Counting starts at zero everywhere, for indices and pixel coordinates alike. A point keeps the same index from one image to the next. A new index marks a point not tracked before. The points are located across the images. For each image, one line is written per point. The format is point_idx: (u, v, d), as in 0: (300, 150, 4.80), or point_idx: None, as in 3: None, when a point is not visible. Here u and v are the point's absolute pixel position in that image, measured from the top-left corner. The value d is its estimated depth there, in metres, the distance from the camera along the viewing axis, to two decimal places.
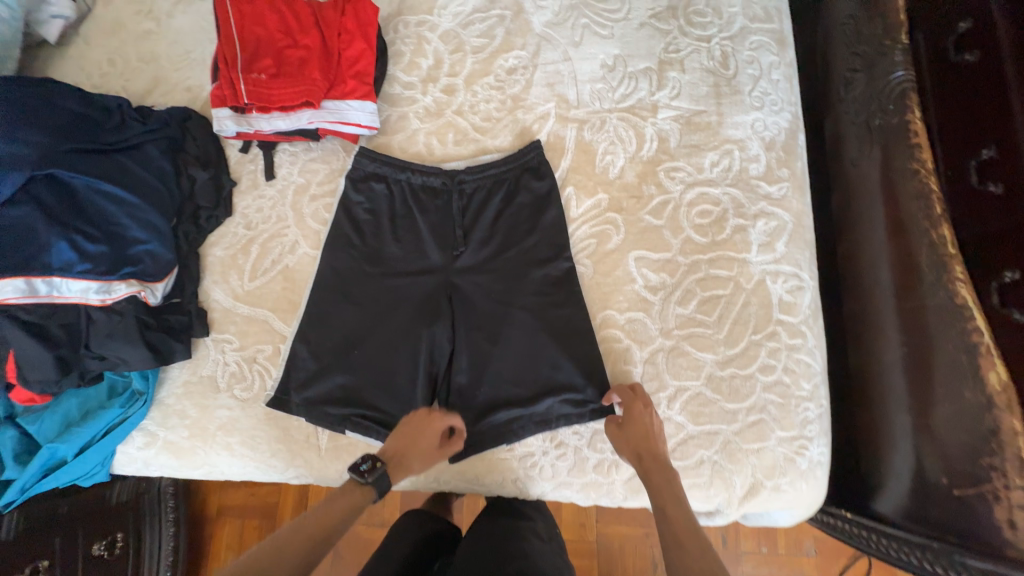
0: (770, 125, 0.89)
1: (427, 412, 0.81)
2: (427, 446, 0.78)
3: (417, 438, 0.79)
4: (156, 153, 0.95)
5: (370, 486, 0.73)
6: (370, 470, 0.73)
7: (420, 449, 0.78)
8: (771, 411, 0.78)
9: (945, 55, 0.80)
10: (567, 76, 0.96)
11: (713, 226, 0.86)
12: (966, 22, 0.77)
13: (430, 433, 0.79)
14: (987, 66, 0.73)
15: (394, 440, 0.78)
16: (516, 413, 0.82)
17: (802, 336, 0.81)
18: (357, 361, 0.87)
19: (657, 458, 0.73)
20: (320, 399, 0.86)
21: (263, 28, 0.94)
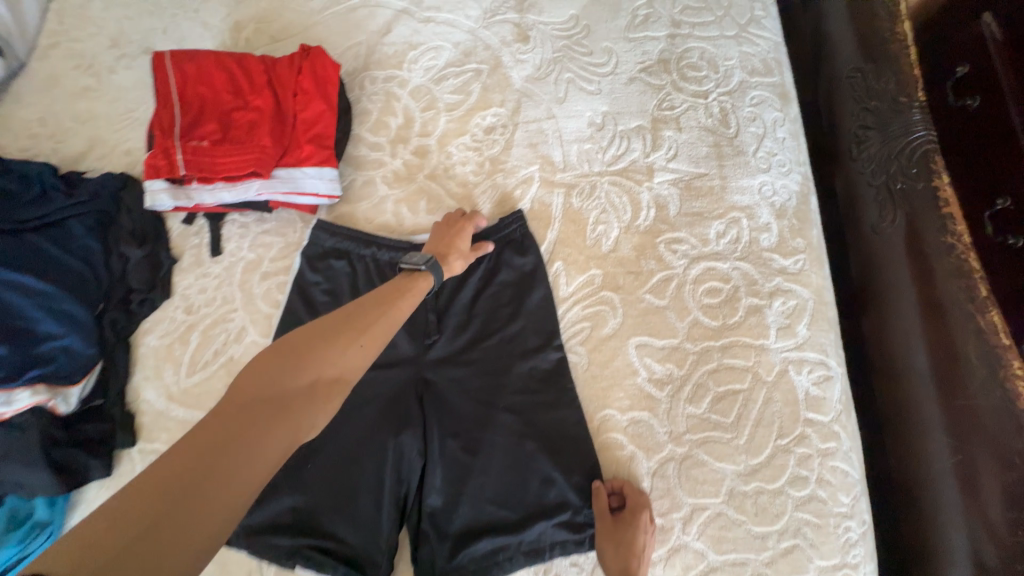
0: (779, 189, 0.80)
1: (457, 221, 0.76)
2: (465, 245, 0.74)
3: (452, 233, 0.75)
4: (81, 230, 0.82)
5: (425, 271, 0.67)
6: (424, 259, 0.67)
7: (458, 245, 0.73)
8: (807, 534, 0.65)
9: (945, 101, 0.75)
10: (551, 135, 0.87)
11: (725, 306, 0.75)
12: (964, 67, 0.73)
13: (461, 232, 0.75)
14: (993, 114, 0.69)
15: (433, 243, 0.74)
16: (500, 542, 0.68)
17: (835, 439, 0.69)
18: (307, 477, 0.72)
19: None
20: (263, 526, 0.70)
21: (208, 89, 0.84)
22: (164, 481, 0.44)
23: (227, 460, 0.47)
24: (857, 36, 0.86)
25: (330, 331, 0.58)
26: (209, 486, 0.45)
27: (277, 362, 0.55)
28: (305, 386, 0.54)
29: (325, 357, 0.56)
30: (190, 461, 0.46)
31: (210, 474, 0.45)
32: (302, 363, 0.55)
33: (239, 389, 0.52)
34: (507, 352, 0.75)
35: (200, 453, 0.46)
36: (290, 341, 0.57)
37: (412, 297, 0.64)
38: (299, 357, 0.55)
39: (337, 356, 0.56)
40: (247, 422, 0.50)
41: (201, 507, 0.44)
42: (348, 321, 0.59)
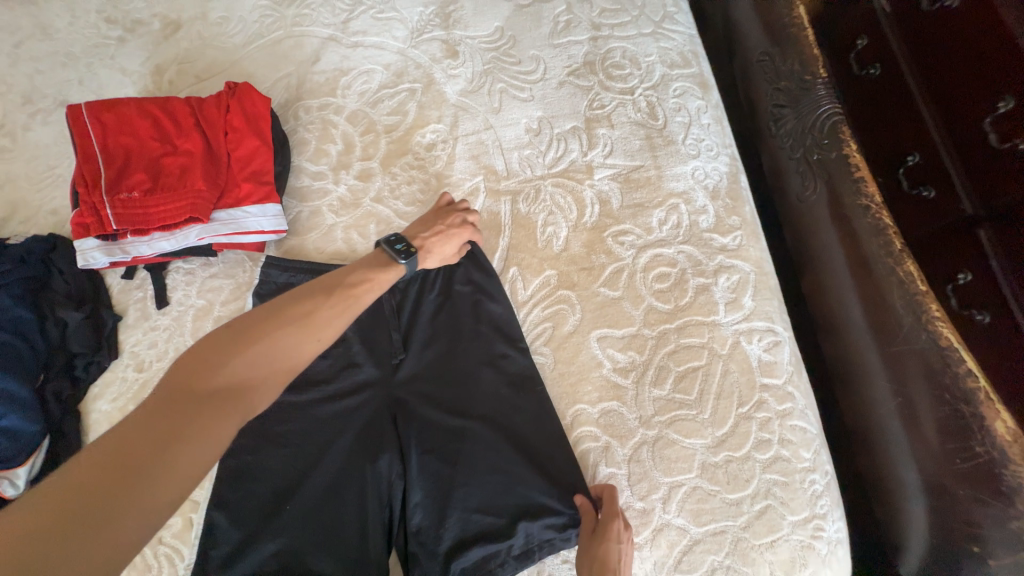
0: (710, 172, 0.85)
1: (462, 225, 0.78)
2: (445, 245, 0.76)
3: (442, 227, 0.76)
4: (9, 301, 0.78)
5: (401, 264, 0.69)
6: (403, 249, 0.69)
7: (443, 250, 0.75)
8: (776, 493, 0.69)
9: (849, 70, 0.82)
10: (491, 145, 0.89)
11: (675, 289, 0.78)
12: (863, 40, 0.79)
13: (455, 240, 0.76)
14: (889, 79, 0.76)
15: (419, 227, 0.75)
16: (488, 552, 0.68)
17: (790, 399, 0.73)
18: (285, 522, 0.69)
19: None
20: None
21: (132, 139, 0.81)
22: (103, 467, 0.42)
23: (175, 444, 0.45)
24: (762, 23, 0.93)
25: (290, 318, 0.57)
26: (152, 471, 0.43)
27: (231, 345, 0.52)
28: (261, 373, 0.52)
29: (281, 344, 0.54)
30: (131, 447, 0.43)
31: (154, 459, 0.43)
32: (260, 347, 0.53)
33: (190, 370, 0.50)
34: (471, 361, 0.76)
35: (145, 438, 0.44)
36: (246, 325, 0.55)
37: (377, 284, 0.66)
38: (255, 342, 0.53)
39: (294, 344, 0.55)
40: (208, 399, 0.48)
41: (141, 495, 0.42)
42: (309, 309, 0.58)
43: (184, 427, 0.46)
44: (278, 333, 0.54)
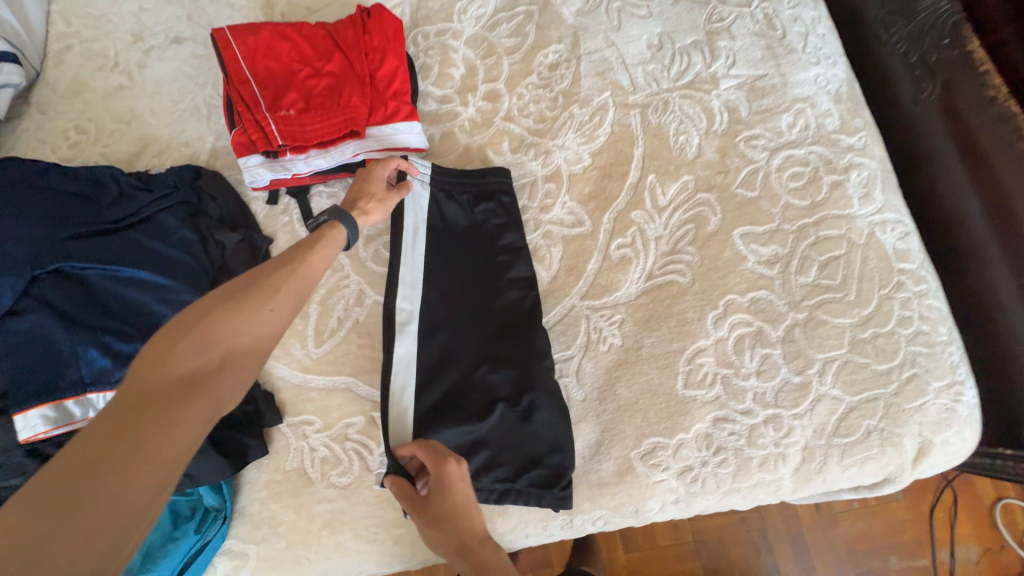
0: (831, 78, 0.88)
1: (367, 169, 0.76)
2: (379, 188, 0.75)
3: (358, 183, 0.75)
4: (174, 222, 0.78)
5: (333, 222, 0.66)
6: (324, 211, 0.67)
7: (373, 193, 0.74)
8: (921, 363, 0.75)
9: None
10: (615, 62, 0.91)
11: (810, 187, 0.82)
12: None
13: (375, 181, 0.75)
14: None
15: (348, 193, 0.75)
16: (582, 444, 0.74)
17: (925, 281, 0.79)
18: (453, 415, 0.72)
19: (479, 540, 0.65)
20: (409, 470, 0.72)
21: (278, 61, 0.82)
22: (48, 489, 0.38)
23: (126, 445, 0.41)
24: None
25: (233, 296, 0.53)
26: (109, 479, 0.39)
27: (172, 338, 0.48)
28: (215, 357, 0.49)
29: (234, 323, 0.51)
30: (74, 467, 0.39)
31: (104, 469, 0.39)
32: (209, 328, 0.50)
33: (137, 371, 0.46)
34: (519, 269, 0.81)
35: (93, 444, 0.41)
36: (187, 315, 0.51)
37: (323, 250, 0.62)
38: (199, 328, 0.49)
39: (242, 324, 0.51)
40: (161, 396, 0.45)
41: (99, 508, 0.38)
42: (252, 284, 0.54)
43: (139, 424, 0.42)
44: (226, 310, 0.51)
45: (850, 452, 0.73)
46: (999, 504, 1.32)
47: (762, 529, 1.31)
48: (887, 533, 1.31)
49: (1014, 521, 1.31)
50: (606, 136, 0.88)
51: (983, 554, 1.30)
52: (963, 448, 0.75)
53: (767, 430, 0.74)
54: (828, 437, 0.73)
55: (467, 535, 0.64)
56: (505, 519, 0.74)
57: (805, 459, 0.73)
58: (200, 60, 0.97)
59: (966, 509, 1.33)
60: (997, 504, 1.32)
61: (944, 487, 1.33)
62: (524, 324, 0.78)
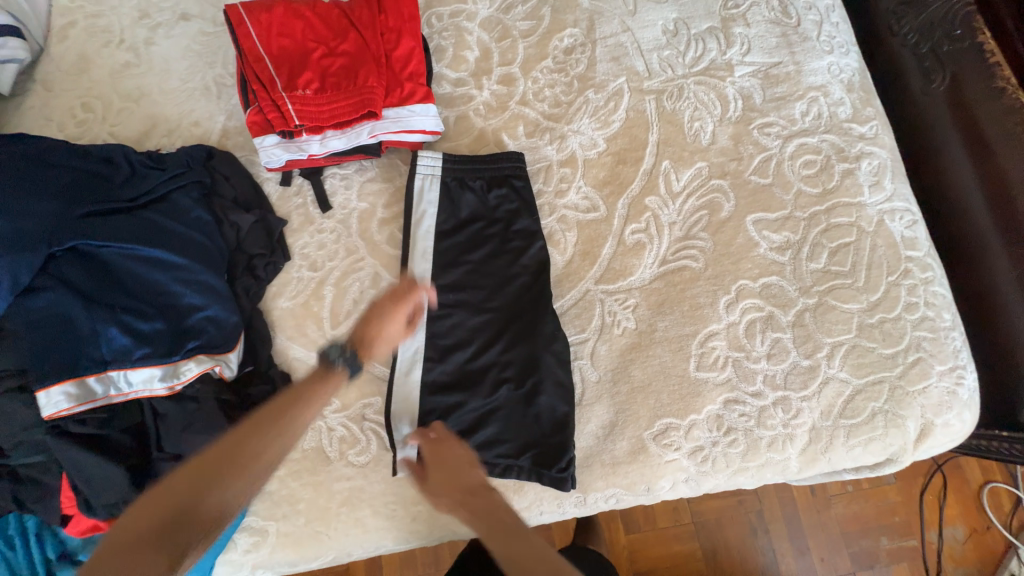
0: (844, 67, 0.89)
1: (394, 299, 0.70)
2: (392, 331, 0.70)
3: (379, 311, 0.70)
4: (188, 202, 0.78)
5: (342, 368, 0.67)
6: (339, 358, 0.66)
7: (388, 335, 0.70)
8: (926, 347, 0.77)
9: None
10: (630, 47, 0.91)
11: (822, 174, 0.84)
12: None
13: (396, 320, 0.70)
14: None
15: (360, 318, 0.70)
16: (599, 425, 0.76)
17: (932, 269, 0.80)
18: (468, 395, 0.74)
19: (474, 490, 0.62)
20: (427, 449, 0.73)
21: (292, 39, 0.81)
22: None
23: None
24: None
25: (235, 451, 0.58)
26: None
27: (174, 489, 0.55)
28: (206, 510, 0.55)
29: (230, 479, 0.57)
30: None
31: None
32: (207, 483, 0.56)
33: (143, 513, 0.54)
34: (536, 252, 0.81)
35: None
36: (194, 462, 0.57)
37: (318, 399, 0.66)
38: (200, 483, 0.55)
39: (236, 479, 0.57)
40: (155, 547, 0.51)
41: None
42: (252, 438, 0.60)
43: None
44: (224, 467, 0.57)
45: (855, 432, 0.75)
46: (986, 488, 1.36)
47: (759, 511, 1.34)
48: (879, 515, 1.36)
49: (1000, 504, 1.36)
50: (621, 122, 0.88)
51: (970, 534, 1.35)
52: (961, 430, 0.78)
53: (777, 411, 0.76)
54: (834, 418, 0.76)
55: (459, 489, 0.62)
56: (520, 497, 0.75)
57: (812, 439, 0.76)
58: (208, 38, 0.95)
59: (956, 492, 1.38)
60: (985, 487, 1.36)
61: (935, 471, 1.38)
62: (538, 309, 0.78)
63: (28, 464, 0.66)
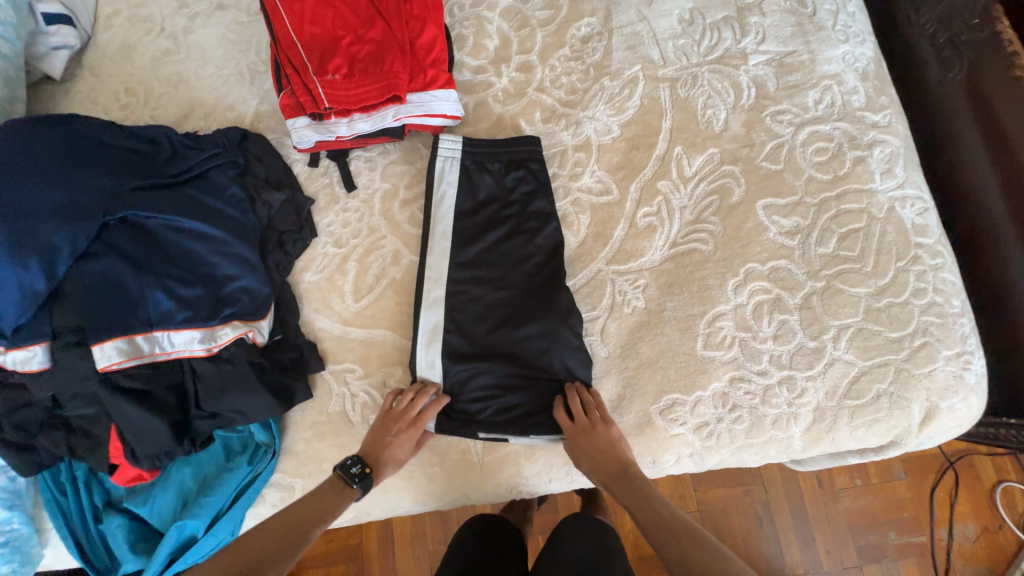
0: (859, 56, 0.90)
1: (407, 424, 0.75)
2: (405, 451, 0.75)
3: (392, 436, 0.74)
4: (225, 179, 0.83)
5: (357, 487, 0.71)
6: (357, 480, 0.70)
7: (399, 456, 0.74)
8: (933, 332, 0.78)
9: None
10: (646, 36, 0.93)
11: (834, 161, 0.85)
12: None
13: (406, 440, 0.74)
14: None
15: (372, 441, 0.74)
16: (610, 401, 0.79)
17: (942, 255, 0.81)
18: (481, 366, 0.78)
19: (618, 473, 0.72)
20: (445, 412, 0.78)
21: (323, 27, 0.86)
22: None
23: None
24: None
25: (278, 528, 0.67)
26: None
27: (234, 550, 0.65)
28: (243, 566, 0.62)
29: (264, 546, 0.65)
30: None
31: None
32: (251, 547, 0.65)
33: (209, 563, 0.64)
34: (549, 233, 0.84)
35: None
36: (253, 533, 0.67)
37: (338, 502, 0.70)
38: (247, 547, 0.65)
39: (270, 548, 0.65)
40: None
41: None
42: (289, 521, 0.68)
43: None
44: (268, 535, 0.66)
45: (859, 413, 0.77)
46: (1000, 487, 1.35)
47: (765, 502, 1.36)
48: (887, 510, 1.36)
49: (1014, 503, 1.35)
50: (635, 108, 0.90)
51: (981, 533, 1.34)
52: (967, 415, 0.79)
53: (781, 390, 0.78)
54: (838, 399, 0.77)
55: (604, 470, 0.72)
56: (529, 464, 0.79)
57: (816, 419, 0.77)
58: (243, 27, 1.01)
59: (969, 490, 1.37)
60: (998, 486, 1.35)
61: (946, 468, 1.37)
62: (551, 287, 0.81)
63: (81, 416, 0.72)
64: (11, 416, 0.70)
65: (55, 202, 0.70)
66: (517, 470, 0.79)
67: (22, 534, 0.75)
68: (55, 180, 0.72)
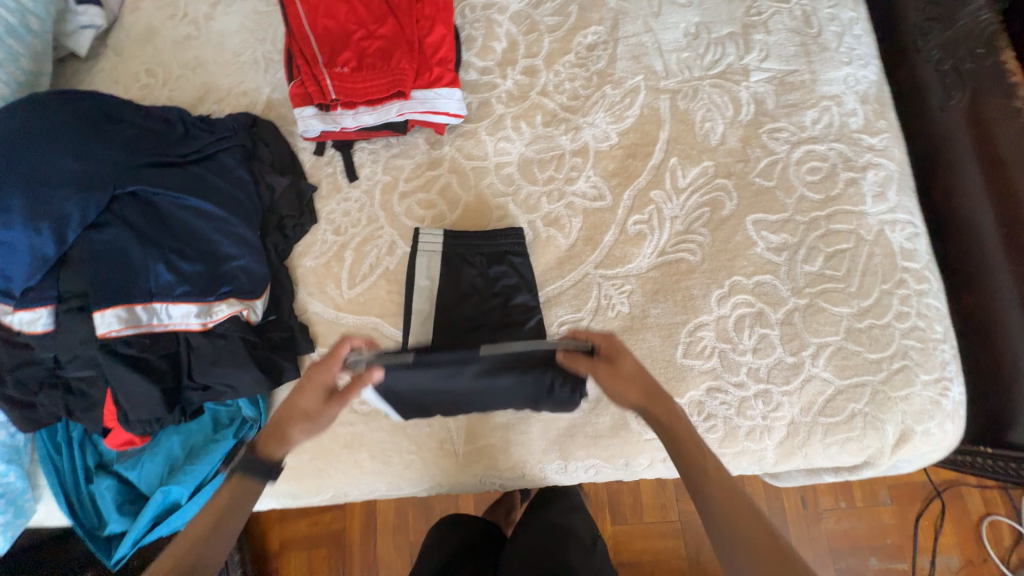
0: (861, 79, 0.91)
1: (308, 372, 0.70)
2: (311, 404, 0.69)
3: (297, 389, 0.69)
4: (232, 162, 0.86)
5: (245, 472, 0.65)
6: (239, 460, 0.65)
7: (302, 408, 0.69)
8: (913, 356, 0.79)
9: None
10: (651, 47, 0.95)
11: (827, 181, 0.86)
12: None
13: (308, 389, 0.69)
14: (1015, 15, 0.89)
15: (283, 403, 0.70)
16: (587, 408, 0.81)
17: (928, 281, 0.82)
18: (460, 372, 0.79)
19: (655, 397, 0.67)
20: (421, 403, 0.75)
21: (335, 21, 0.89)
22: None
23: None
24: None
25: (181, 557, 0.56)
26: None
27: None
28: None
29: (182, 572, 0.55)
30: None
31: None
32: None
33: None
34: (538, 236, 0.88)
35: None
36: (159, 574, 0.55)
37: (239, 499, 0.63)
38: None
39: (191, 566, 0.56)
40: None
41: None
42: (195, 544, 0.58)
43: None
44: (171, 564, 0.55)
45: (833, 431, 0.78)
46: (986, 520, 1.33)
47: None
48: (869, 535, 1.35)
49: (1000, 538, 1.33)
50: (634, 118, 0.92)
51: (964, 566, 1.32)
52: (941, 441, 0.79)
53: (756, 402, 0.79)
54: (813, 415, 0.78)
55: (643, 391, 0.67)
56: (507, 458, 0.81)
57: (790, 433, 0.78)
58: (261, 17, 1.04)
59: (954, 520, 1.35)
60: (984, 518, 1.34)
61: (932, 497, 1.36)
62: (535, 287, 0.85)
63: (80, 378, 0.75)
64: (15, 372, 0.74)
65: (68, 171, 0.74)
66: (494, 464, 0.81)
67: (17, 487, 0.78)
68: (70, 151, 0.75)
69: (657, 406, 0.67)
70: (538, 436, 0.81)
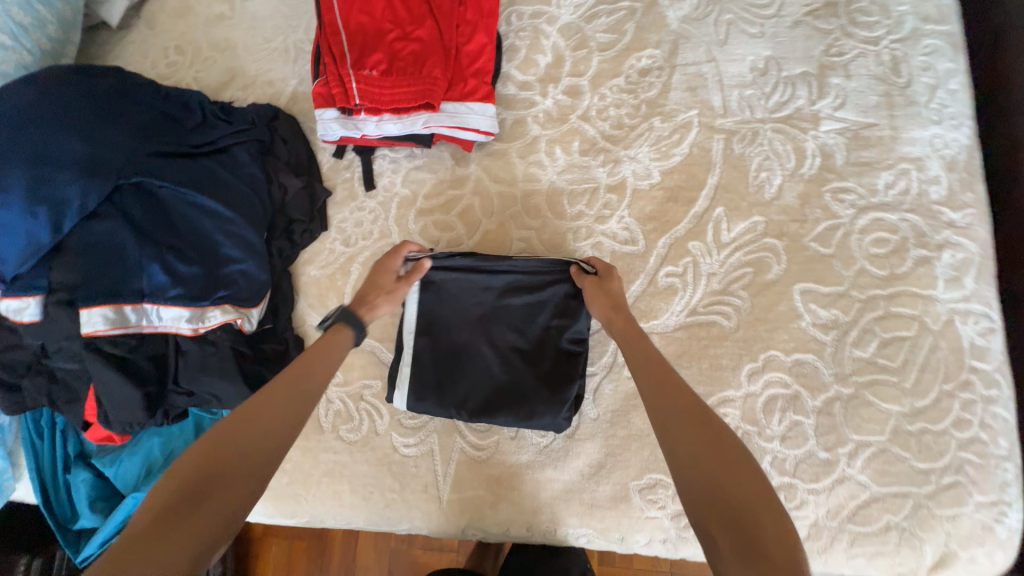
0: (950, 142, 0.79)
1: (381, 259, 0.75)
2: (388, 281, 0.73)
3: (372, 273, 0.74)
4: (247, 158, 0.82)
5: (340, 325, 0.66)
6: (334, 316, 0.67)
7: (378, 284, 0.73)
8: (968, 472, 0.69)
9: None
10: (711, 79, 0.85)
11: (893, 257, 0.75)
12: None
13: (381, 271, 0.74)
14: None
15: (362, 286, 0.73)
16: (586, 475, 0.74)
17: (998, 387, 0.71)
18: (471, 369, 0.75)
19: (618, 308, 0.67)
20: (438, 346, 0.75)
21: (370, 17, 0.82)
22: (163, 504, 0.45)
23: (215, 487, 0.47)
24: None
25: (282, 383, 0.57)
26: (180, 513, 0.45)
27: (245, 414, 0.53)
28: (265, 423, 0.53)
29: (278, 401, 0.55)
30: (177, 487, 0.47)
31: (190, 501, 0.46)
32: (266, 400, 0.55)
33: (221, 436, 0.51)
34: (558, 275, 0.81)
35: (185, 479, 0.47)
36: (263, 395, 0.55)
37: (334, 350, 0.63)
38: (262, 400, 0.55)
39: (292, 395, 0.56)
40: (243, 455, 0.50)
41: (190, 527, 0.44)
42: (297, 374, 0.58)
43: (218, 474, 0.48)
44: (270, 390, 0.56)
45: (862, 542, 0.69)
46: None
47: None
48: None
49: None
50: (682, 156, 0.83)
51: None
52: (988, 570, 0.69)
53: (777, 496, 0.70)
54: (841, 521, 0.69)
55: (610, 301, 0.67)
56: (494, 512, 0.75)
57: (811, 535, 0.70)
58: (297, 2, 0.98)
59: None
60: None
61: None
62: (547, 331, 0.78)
63: (65, 369, 0.72)
64: (1, 356, 0.72)
65: (74, 154, 0.70)
66: (479, 517, 0.75)
67: None
68: (78, 131, 0.71)
69: (621, 315, 0.66)
70: (530, 494, 0.75)
